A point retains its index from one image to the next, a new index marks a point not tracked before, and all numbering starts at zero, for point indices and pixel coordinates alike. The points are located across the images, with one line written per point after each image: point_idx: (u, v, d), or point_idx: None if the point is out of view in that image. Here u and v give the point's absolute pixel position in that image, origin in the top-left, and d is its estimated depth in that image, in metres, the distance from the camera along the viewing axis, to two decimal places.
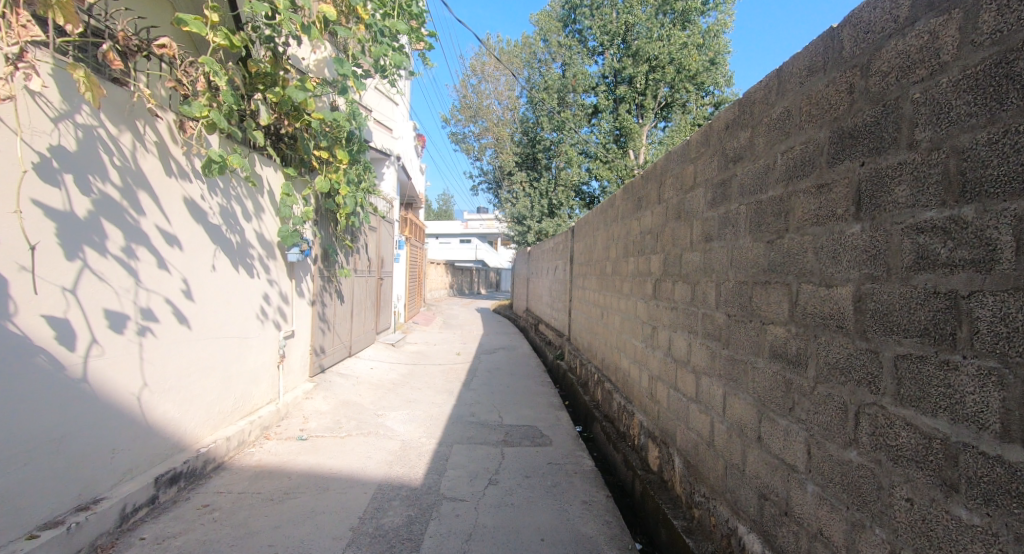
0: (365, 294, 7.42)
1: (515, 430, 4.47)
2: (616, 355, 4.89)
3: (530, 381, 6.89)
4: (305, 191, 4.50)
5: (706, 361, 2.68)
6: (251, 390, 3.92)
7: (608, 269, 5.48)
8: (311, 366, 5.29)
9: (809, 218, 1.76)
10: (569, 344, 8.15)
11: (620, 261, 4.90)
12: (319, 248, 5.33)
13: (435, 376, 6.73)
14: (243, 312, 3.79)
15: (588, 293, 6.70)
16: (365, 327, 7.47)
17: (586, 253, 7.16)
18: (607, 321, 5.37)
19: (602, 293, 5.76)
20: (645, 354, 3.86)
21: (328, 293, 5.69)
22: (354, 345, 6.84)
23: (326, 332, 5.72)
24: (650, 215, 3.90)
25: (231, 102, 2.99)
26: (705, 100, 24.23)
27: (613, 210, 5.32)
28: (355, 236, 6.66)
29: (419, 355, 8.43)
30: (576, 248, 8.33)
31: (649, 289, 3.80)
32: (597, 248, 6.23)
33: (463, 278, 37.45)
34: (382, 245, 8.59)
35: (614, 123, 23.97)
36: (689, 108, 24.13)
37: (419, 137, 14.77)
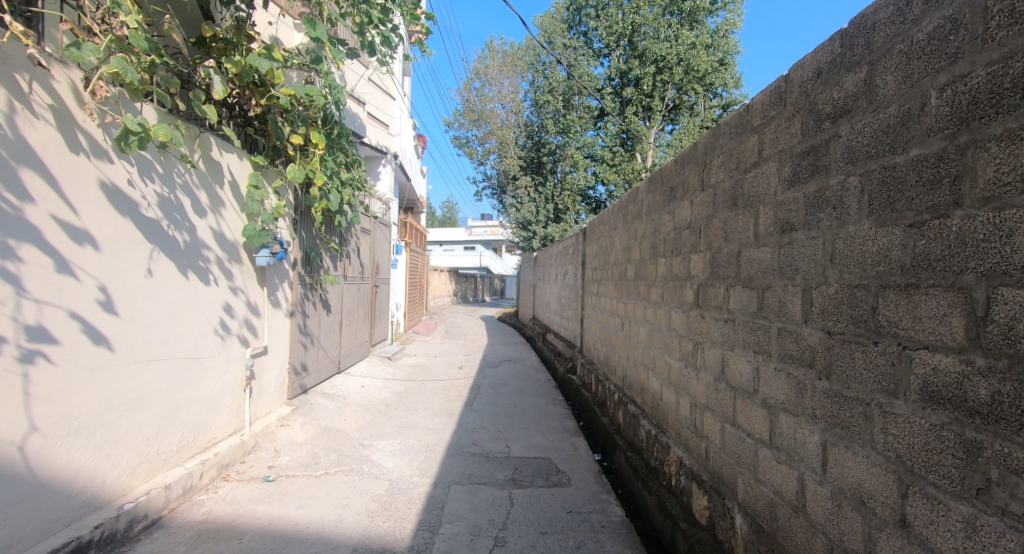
0: (356, 303, 6.76)
1: (526, 466, 3.77)
2: (643, 374, 4.20)
3: (540, 400, 6.19)
4: (277, 182, 3.85)
5: (787, 394, 1.99)
6: (206, 421, 3.26)
7: (630, 275, 4.79)
8: (289, 387, 4.62)
9: (1017, 177, 1.08)
10: (581, 358, 7.45)
11: (646, 265, 4.21)
12: (299, 251, 4.68)
13: (434, 395, 6.04)
14: (195, 328, 3.14)
15: (605, 302, 6.01)
16: (356, 340, 6.80)
17: (600, 256, 6.50)
18: (630, 334, 4.67)
19: (622, 302, 5.07)
20: (685, 376, 3.17)
21: (310, 303, 5.04)
22: (343, 361, 6.17)
23: (309, 347, 5.06)
24: (688, 207, 3.22)
25: (144, 48, 2.35)
26: (714, 101, 23.63)
27: (636, 206, 4.64)
28: (343, 239, 6.01)
29: (417, 369, 7.75)
30: (588, 252, 7.67)
31: (690, 296, 3.12)
32: (614, 251, 5.56)
33: (467, 285, 36.80)
34: (377, 250, 7.94)
35: (621, 126, 23.37)
36: (697, 110, 23.53)
37: (419, 137, 14.16)
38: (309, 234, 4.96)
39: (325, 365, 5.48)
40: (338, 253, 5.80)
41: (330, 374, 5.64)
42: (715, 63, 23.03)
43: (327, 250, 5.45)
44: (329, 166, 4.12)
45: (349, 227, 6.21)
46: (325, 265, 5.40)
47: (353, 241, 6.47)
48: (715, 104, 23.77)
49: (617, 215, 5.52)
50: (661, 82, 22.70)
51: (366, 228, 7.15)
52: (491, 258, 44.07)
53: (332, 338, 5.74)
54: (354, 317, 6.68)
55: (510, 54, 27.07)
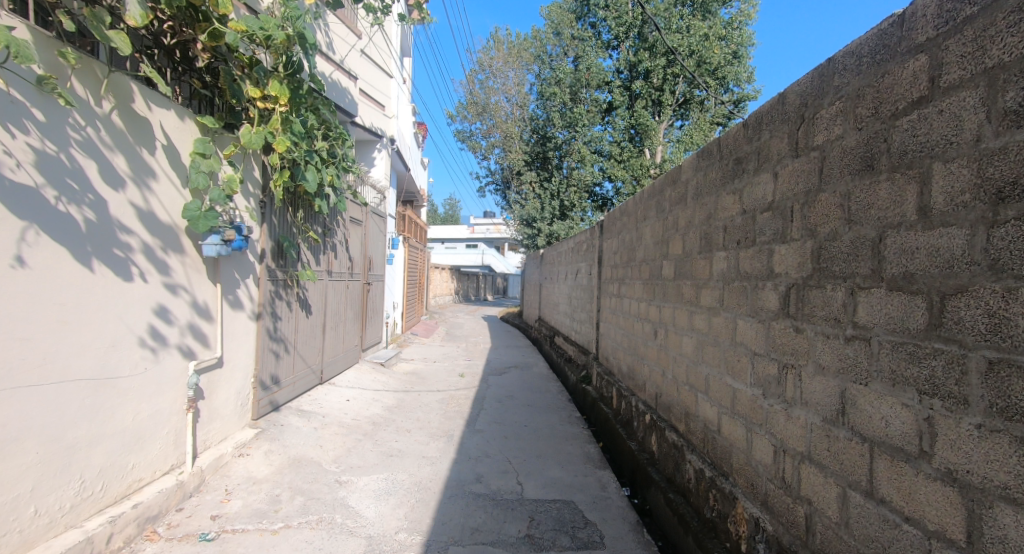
0: (342, 303, 5.98)
1: (545, 515, 2.99)
2: (690, 396, 3.40)
3: (553, 417, 5.41)
4: (229, 148, 3.07)
5: (1016, 472, 1.19)
6: (124, 460, 2.45)
7: (669, 274, 3.99)
8: (253, 405, 3.82)
9: None
10: (599, 368, 6.64)
11: (695, 261, 3.41)
12: (267, 241, 3.91)
13: (433, 410, 5.27)
14: (107, 339, 2.34)
15: (631, 305, 5.21)
16: (343, 345, 6.01)
17: (623, 253, 5.72)
18: (670, 346, 3.87)
19: (658, 306, 4.28)
20: (765, 411, 2.36)
21: (284, 303, 4.25)
22: (327, 369, 5.39)
23: (282, 355, 4.27)
24: (769, 183, 2.42)
25: None
26: (726, 97, 22.90)
27: (677, 192, 3.85)
28: (328, 229, 5.23)
29: (415, 378, 6.98)
30: (606, 248, 6.90)
31: (772, 303, 2.34)
32: (644, 246, 4.76)
33: (470, 284, 36.11)
34: (370, 243, 7.17)
35: (630, 121, 22.59)
36: (708, 105, 22.80)
37: (421, 126, 13.36)
38: (282, 221, 4.18)
39: (302, 376, 4.69)
40: (319, 245, 5.02)
41: (308, 387, 4.85)
42: (727, 55, 22.13)
43: (306, 241, 4.68)
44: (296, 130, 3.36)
45: (334, 215, 5.42)
46: (303, 259, 4.62)
47: (339, 231, 5.68)
48: (727, 99, 23.01)
49: (648, 203, 4.73)
50: (672, 75, 21.84)
51: (356, 218, 6.38)
52: (494, 256, 43.45)
53: (312, 345, 4.95)
54: (340, 319, 5.90)
55: (516, 45, 26.25)
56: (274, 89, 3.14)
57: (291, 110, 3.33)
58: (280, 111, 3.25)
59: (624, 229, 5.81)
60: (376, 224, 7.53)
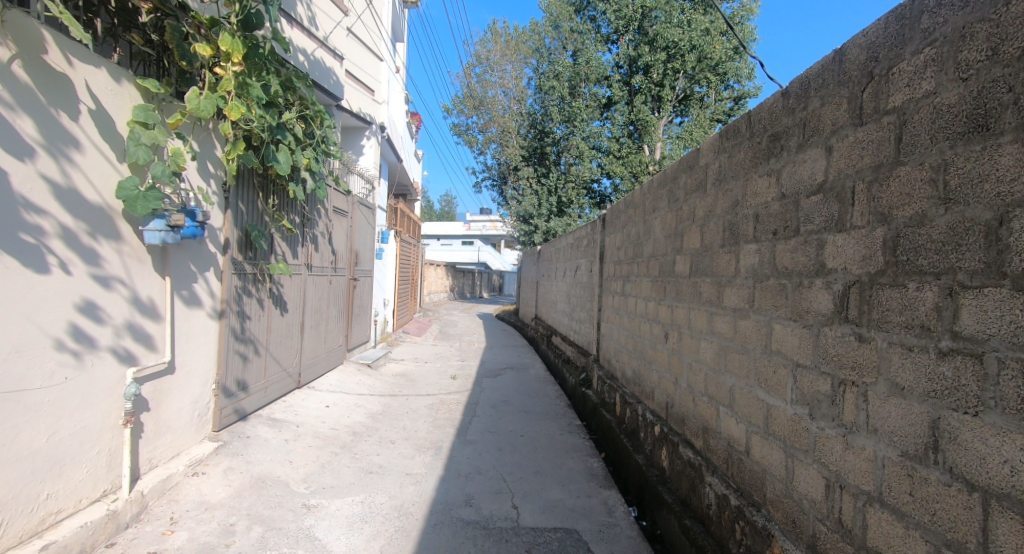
0: (324, 300, 5.55)
1: (544, 548, 2.58)
2: (710, 409, 2.99)
3: (552, 425, 5.01)
4: (176, 118, 2.63)
5: None
6: (31, 490, 2.01)
7: (684, 271, 3.58)
8: (214, 414, 3.39)
9: None
10: (600, 372, 6.24)
11: (717, 256, 3.00)
12: (232, 230, 3.48)
13: (421, 418, 4.87)
14: (8, 343, 1.90)
15: (639, 305, 4.80)
16: (325, 345, 5.58)
17: (628, 248, 5.33)
18: (685, 351, 3.47)
19: (670, 306, 3.87)
20: (812, 435, 1.95)
21: (252, 300, 3.83)
22: (305, 372, 4.96)
23: (250, 357, 3.85)
24: (818, 161, 2.01)
25: None
26: (725, 93, 22.56)
27: (695, 179, 3.44)
28: (308, 220, 4.81)
29: (404, 380, 6.56)
30: (609, 244, 6.49)
31: (821, 305, 1.94)
32: (654, 240, 4.35)
33: (465, 281, 35.71)
34: (356, 236, 6.74)
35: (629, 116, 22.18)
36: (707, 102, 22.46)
37: (414, 116, 12.88)
38: (251, 208, 3.75)
39: (275, 380, 4.27)
40: (295, 237, 4.58)
41: (282, 392, 4.42)
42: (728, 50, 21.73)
43: (279, 231, 4.24)
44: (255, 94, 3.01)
45: (314, 204, 4.98)
46: (277, 250, 4.20)
47: (320, 222, 5.23)
48: (727, 96, 22.66)
49: (658, 194, 4.32)
50: (672, 70, 21.41)
51: (340, 208, 5.94)
52: (489, 254, 43.02)
53: (287, 346, 4.52)
54: (321, 317, 5.47)
55: (514, 38, 25.77)
56: (226, 44, 2.76)
57: (247, 71, 3.00)
58: (233, 71, 2.90)
59: (629, 223, 5.40)
60: (364, 216, 7.09)
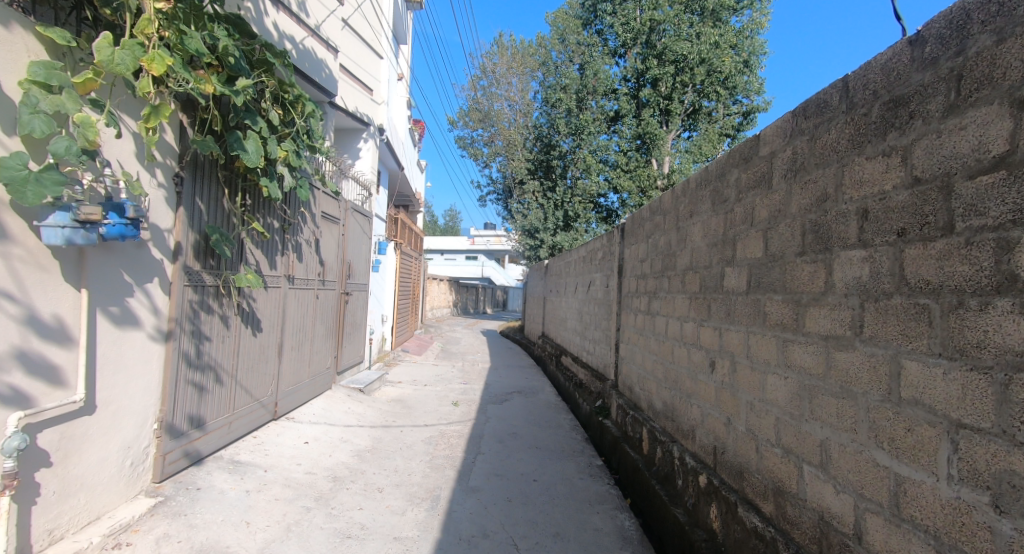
0: (308, 317, 4.93)
1: None
2: (785, 465, 2.32)
3: (568, 466, 4.32)
4: (86, 75, 1.97)
5: None
6: None
7: (739, 287, 2.93)
8: (156, 461, 2.73)
9: None
10: (621, 400, 5.55)
11: (794, 267, 2.35)
12: (185, 233, 2.86)
13: (417, 457, 4.19)
14: None
15: (672, 325, 4.14)
16: (308, 370, 4.94)
17: (656, 260, 4.69)
18: (744, 386, 2.80)
19: (717, 330, 3.21)
20: (998, 540, 1.28)
21: (213, 319, 3.19)
22: (281, 401, 4.31)
23: (208, 387, 3.20)
24: (993, 122, 1.36)
25: None
26: (734, 108, 22.14)
27: (754, 174, 2.81)
28: (289, 226, 4.21)
29: (401, 408, 5.88)
30: (630, 257, 5.84)
31: (1006, 339, 1.29)
32: (693, 250, 3.72)
33: (469, 296, 35.08)
34: (349, 247, 6.15)
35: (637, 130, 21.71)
36: (716, 117, 22.02)
37: (418, 124, 12.36)
38: (214, 207, 3.14)
39: (242, 413, 3.62)
40: (271, 245, 3.97)
41: (251, 427, 3.77)
42: (737, 65, 21.34)
43: (251, 236, 3.62)
44: (194, 48, 2.41)
45: (296, 208, 4.38)
46: (247, 259, 3.58)
47: (304, 229, 4.63)
48: (736, 110, 22.23)
49: (698, 196, 3.69)
50: (681, 83, 21.01)
51: (329, 215, 5.34)
52: (494, 269, 42.51)
53: (258, 372, 3.88)
54: (304, 336, 4.83)
55: (520, 51, 25.53)
56: None
57: (180, 15, 2.37)
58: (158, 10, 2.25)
59: (656, 233, 4.77)
60: (358, 224, 6.51)
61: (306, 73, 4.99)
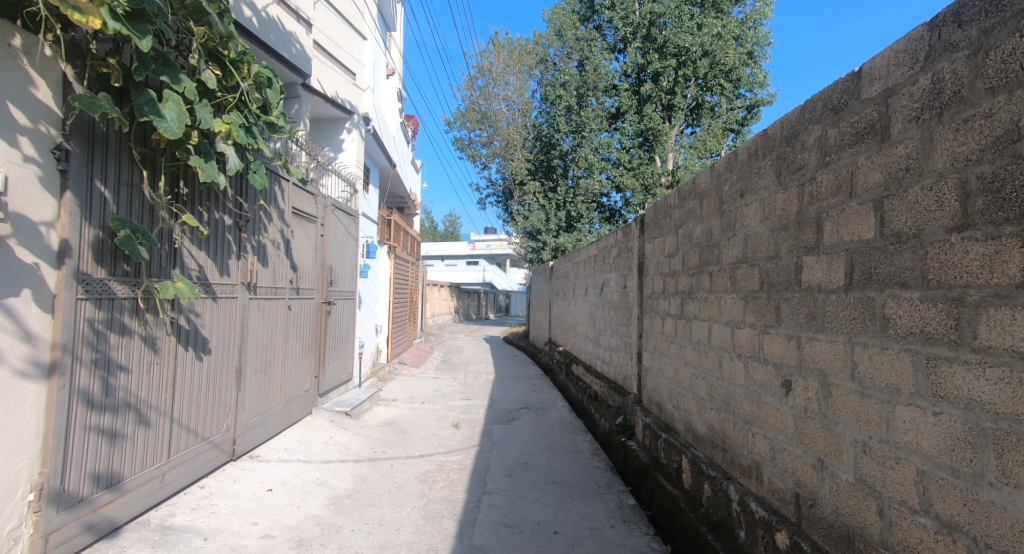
0: (277, 333, 4.18)
1: None
2: (944, 549, 1.54)
3: (594, 507, 3.55)
4: None
5: None
6: None
7: (829, 282, 2.17)
8: (32, 546, 1.95)
9: None
10: (649, 420, 4.78)
11: (944, 250, 1.57)
12: (76, 226, 2.10)
13: (407, 503, 3.41)
14: None
15: (719, 331, 3.38)
16: (278, 396, 4.18)
17: (692, 255, 3.93)
18: (846, 419, 2.02)
19: (792, 339, 2.46)
20: None
21: (130, 343, 2.42)
22: (240, 438, 3.54)
23: (127, 433, 2.42)
24: None
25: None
26: (738, 102, 21.42)
27: (852, 127, 2.05)
28: (246, 223, 3.46)
29: (394, 434, 5.11)
30: (653, 253, 5.09)
31: None
32: (748, 238, 2.97)
33: (472, 301, 34.39)
34: (329, 250, 5.42)
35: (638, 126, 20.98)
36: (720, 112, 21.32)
37: (411, 119, 11.65)
38: (128, 195, 2.37)
39: (179, 460, 2.85)
40: (221, 246, 3.22)
41: (194, 476, 3.00)
42: (741, 56, 20.61)
43: (189, 235, 2.86)
44: None
45: (255, 202, 3.64)
46: (184, 263, 2.82)
47: (268, 228, 3.90)
48: (739, 104, 21.53)
49: (751, 170, 2.95)
50: (684, 77, 20.32)
51: (302, 213, 4.61)
52: (495, 274, 41.83)
53: (206, 406, 3.12)
54: (272, 356, 4.09)
55: (517, 50, 24.92)
56: None
57: None
58: None
59: (690, 222, 4.03)
60: (340, 223, 5.77)
61: (271, 47, 4.29)
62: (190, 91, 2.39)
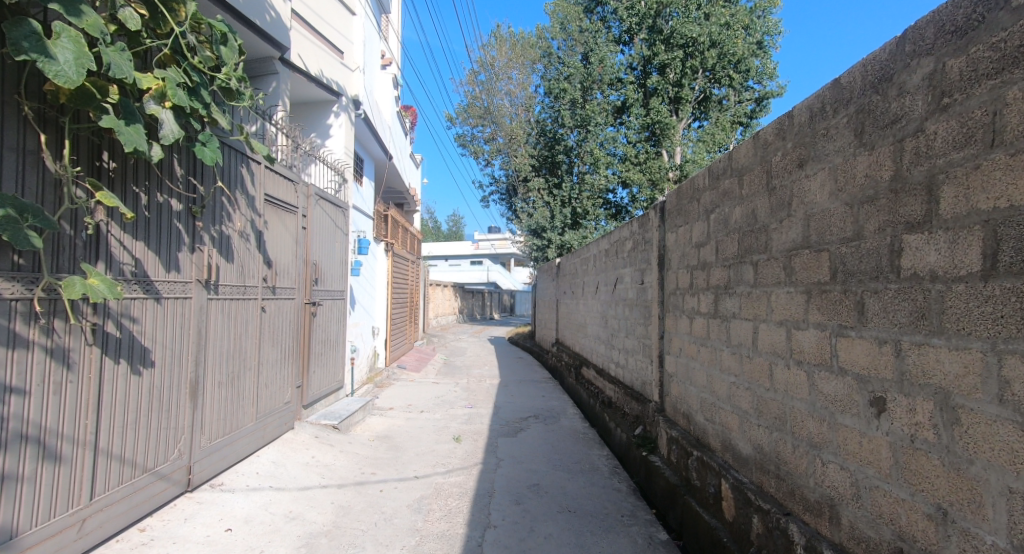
0: (247, 339, 3.63)
1: None
2: None
3: (618, 543, 2.98)
4: None
5: None
6: None
7: (949, 268, 1.59)
8: None
9: None
10: (676, 434, 4.21)
11: None
12: None
13: (396, 542, 2.86)
14: None
15: (770, 333, 2.81)
16: (248, 412, 3.64)
17: (731, 242, 3.37)
18: (989, 459, 1.44)
19: (885, 344, 1.88)
20: None
21: (23, 358, 1.89)
22: (197, 466, 2.99)
23: (22, 474, 1.88)
24: None
25: None
26: (747, 94, 20.78)
27: (990, 50, 1.47)
28: (200, 209, 2.92)
29: (388, 450, 4.56)
30: (678, 244, 4.52)
31: None
32: (812, 218, 2.40)
33: (476, 301, 33.86)
34: (313, 245, 4.87)
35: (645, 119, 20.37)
36: (728, 104, 20.68)
37: (410, 110, 11.11)
38: (14, 165, 1.83)
39: (108, 499, 2.31)
40: (166, 235, 2.68)
41: (129, 518, 2.44)
42: (750, 46, 19.97)
43: (116, 220, 2.32)
44: None
45: (214, 185, 3.10)
46: (110, 255, 2.29)
47: (232, 217, 3.35)
48: (748, 96, 20.88)
49: (815, 134, 2.38)
50: (691, 69, 19.71)
51: (278, 202, 4.08)
52: (499, 273, 41.28)
53: (148, 430, 2.57)
54: (241, 366, 3.54)
55: (520, 44, 24.37)
56: None
57: None
58: None
59: (727, 204, 3.45)
60: (326, 215, 5.23)
61: (239, 11, 3.77)
62: (94, 27, 1.86)
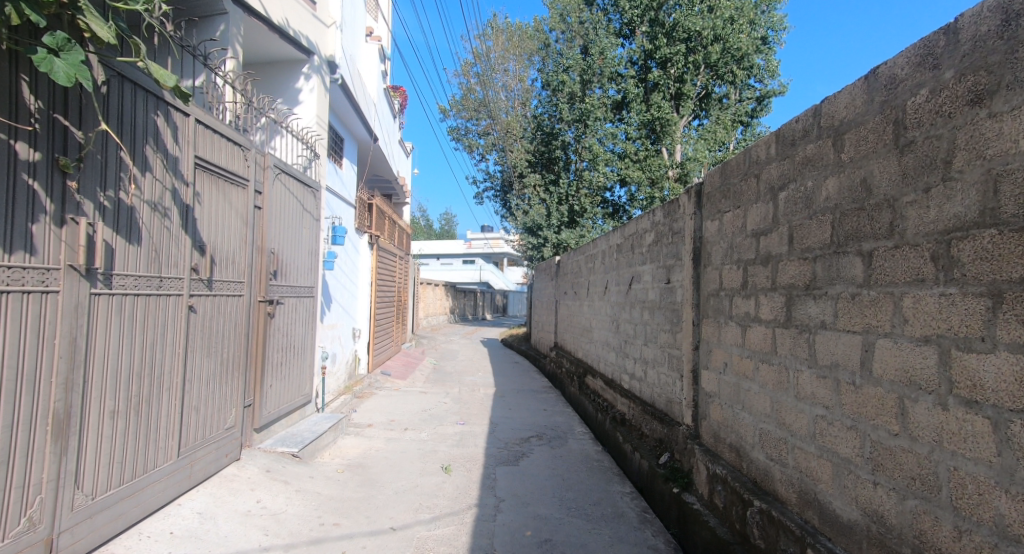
0: (164, 350, 2.71)
1: None
2: None
3: None
4: None
5: None
6: None
7: None
8: None
9: None
10: (722, 473, 3.36)
11: None
12: None
13: None
14: None
15: (898, 354, 1.95)
16: (164, 448, 2.72)
17: (818, 228, 2.52)
18: None
19: None
20: None
21: None
22: (67, 536, 2.07)
23: None
24: None
25: None
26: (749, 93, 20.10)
27: None
28: (72, 161, 2.03)
29: (360, 487, 3.67)
30: (724, 235, 3.67)
31: None
32: (1003, 179, 1.54)
33: (468, 300, 33.02)
34: (270, 231, 3.95)
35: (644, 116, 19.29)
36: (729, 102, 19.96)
37: (399, 90, 10.16)
38: None
39: None
40: (4, 196, 1.78)
41: None
42: (753, 42, 19.23)
43: None
44: None
45: (103, 135, 2.20)
46: None
47: (138, 182, 2.44)
48: (750, 94, 20.18)
49: (1015, 46, 1.51)
50: (694, 64, 18.93)
51: (217, 171, 3.17)
52: (491, 273, 40.37)
53: None
54: (153, 386, 2.61)
55: (516, 35, 23.49)
56: None
57: None
58: None
59: (811, 176, 2.60)
60: (288, 194, 4.32)
61: None
62: None
